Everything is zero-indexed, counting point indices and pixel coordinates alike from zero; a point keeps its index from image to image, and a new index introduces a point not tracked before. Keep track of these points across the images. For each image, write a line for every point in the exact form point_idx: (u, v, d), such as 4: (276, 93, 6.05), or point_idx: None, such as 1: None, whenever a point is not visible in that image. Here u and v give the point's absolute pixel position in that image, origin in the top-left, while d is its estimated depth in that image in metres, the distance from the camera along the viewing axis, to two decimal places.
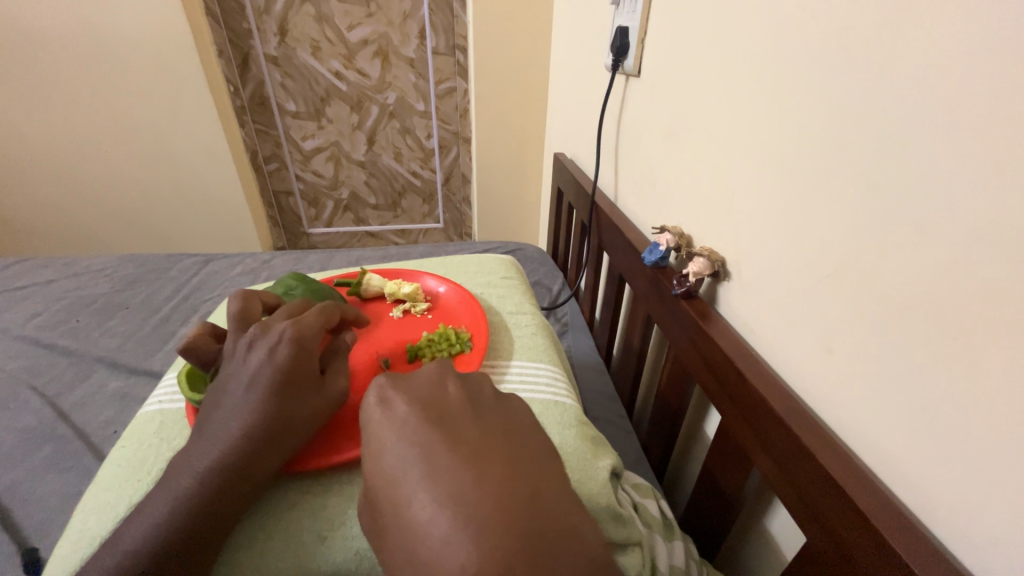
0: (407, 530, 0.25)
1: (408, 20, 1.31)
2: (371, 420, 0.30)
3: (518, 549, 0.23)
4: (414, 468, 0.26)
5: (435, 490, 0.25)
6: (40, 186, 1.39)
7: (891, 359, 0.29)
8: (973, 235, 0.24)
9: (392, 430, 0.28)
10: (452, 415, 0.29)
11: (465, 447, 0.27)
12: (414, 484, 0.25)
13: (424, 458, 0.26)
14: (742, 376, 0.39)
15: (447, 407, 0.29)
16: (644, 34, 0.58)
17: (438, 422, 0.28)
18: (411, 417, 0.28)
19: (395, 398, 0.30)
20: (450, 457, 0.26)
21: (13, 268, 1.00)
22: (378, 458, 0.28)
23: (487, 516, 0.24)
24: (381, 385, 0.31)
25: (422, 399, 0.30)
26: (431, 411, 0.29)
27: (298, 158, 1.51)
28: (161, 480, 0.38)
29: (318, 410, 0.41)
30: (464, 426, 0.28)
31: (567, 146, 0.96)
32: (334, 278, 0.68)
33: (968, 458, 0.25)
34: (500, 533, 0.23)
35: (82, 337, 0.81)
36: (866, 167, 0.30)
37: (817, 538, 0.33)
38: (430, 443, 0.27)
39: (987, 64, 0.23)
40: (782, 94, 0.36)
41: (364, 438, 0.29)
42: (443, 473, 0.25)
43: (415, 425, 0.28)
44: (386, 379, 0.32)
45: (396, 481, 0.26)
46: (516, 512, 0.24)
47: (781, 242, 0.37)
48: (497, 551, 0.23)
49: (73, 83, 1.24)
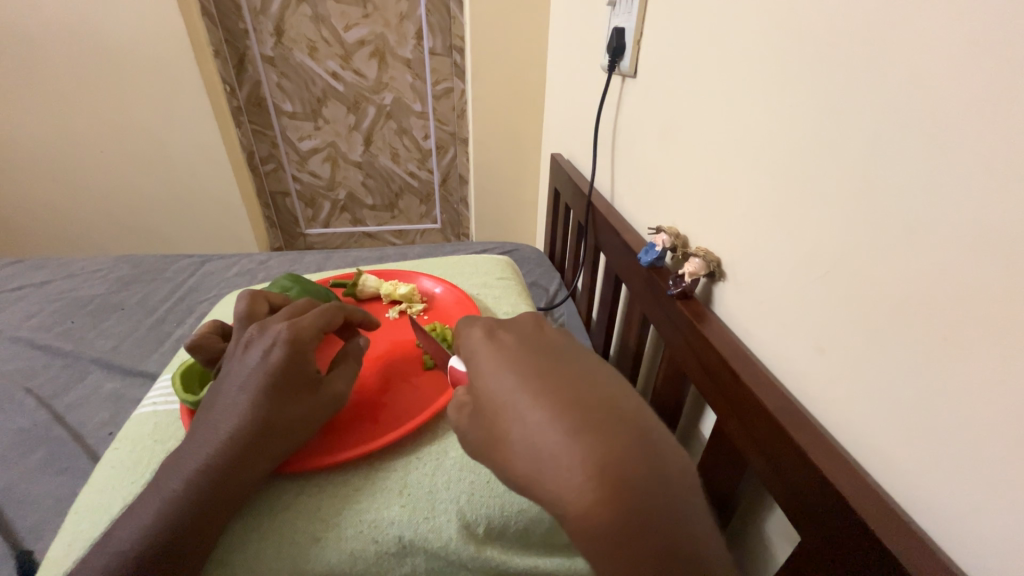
0: (523, 435, 0.25)
1: (405, 21, 1.31)
2: (476, 348, 0.31)
3: (632, 448, 0.23)
4: (525, 385, 0.27)
5: (548, 399, 0.26)
6: (35, 187, 1.38)
7: (884, 360, 0.29)
8: (966, 235, 0.24)
9: (499, 355, 0.30)
10: (552, 348, 0.30)
11: (571, 370, 0.28)
12: (527, 397, 0.26)
13: (536, 374, 0.27)
14: (736, 376, 0.39)
15: (546, 341, 0.31)
16: (640, 35, 0.58)
17: (543, 351, 0.30)
18: (515, 347, 0.30)
19: (502, 332, 0.32)
20: (557, 373, 0.27)
21: (8, 269, 1.00)
22: (484, 378, 0.29)
23: (600, 419, 0.24)
24: (485, 320, 0.34)
25: (525, 336, 0.32)
26: (530, 344, 0.31)
27: (295, 159, 1.51)
28: (153, 482, 0.38)
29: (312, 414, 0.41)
30: (566, 356, 0.30)
31: (564, 147, 0.96)
32: (330, 279, 0.68)
33: (962, 455, 0.25)
34: (618, 429, 0.24)
35: (78, 338, 0.80)
36: (862, 166, 0.30)
37: (810, 537, 0.33)
38: (537, 365, 0.28)
39: (978, 68, 0.23)
40: (776, 93, 0.37)
41: (470, 365, 0.31)
42: (553, 384, 0.26)
43: (522, 351, 0.30)
44: (488, 319, 0.34)
45: (506, 397, 0.27)
46: (625, 419, 0.25)
47: (776, 241, 0.38)
48: (617, 441, 0.23)
49: (67, 83, 1.24)
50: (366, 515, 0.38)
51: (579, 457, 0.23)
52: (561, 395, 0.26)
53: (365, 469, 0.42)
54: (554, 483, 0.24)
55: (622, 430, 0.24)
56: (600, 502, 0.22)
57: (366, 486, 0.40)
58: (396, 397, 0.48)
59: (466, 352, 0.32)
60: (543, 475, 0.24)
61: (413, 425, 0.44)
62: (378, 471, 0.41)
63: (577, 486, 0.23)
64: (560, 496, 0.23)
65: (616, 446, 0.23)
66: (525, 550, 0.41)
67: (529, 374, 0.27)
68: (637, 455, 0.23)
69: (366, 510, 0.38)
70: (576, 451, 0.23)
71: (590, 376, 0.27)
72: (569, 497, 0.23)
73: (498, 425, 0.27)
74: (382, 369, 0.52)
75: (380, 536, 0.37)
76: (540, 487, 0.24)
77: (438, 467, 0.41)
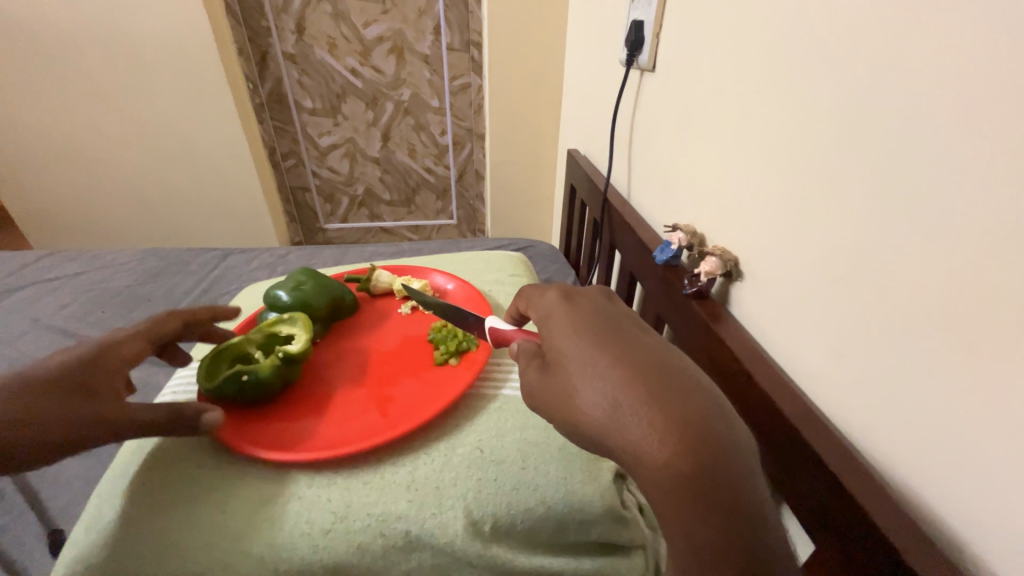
0: (600, 393, 0.28)
1: (423, 16, 1.31)
2: (553, 312, 0.35)
3: (705, 414, 0.26)
4: (602, 350, 0.30)
5: (625, 364, 0.29)
6: (71, 182, 1.44)
7: (900, 365, 0.28)
8: (986, 235, 0.23)
9: (573, 319, 0.33)
10: (623, 321, 0.33)
11: (642, 344, 0.30)
12: (604, 362, 0.29)
13: (613, 338, 0.31)
14: (752, 380, 0.38)
15: (614, 311, 0.34)
16: (659, 27, 0.56)
17: (614, 320, 0.33)
18: (591, 318, 0.33)
19: (576, 299, 0.35)
20: (631, 344, 0.30)
21: (45, 260, 1.04)
22: (560, 338, 0.32)
23: (674, 385, 0.27)
24: (557, 289, 0.37)
25: (598, 309, 0.35)
26: (604, 316, 0.33)
27: (315, 155, 1.53)
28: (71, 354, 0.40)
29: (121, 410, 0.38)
30: (637, 330, 0.32)
31: (581, 143, 0.95)
32: (345, 273, 0.69)
33: (981, 465, 0.24)
34: (691, 396, 0.27)
35: (106, 328, 0.83)
36: (881, 163, 0.28)
37: (824, 547, 0.32)
38: (611, 335, 0.31)
39: (998, 63, 0.22)
40: (795, 87, 0.35)
41: (548, 329, 0.34)
42: (628, 352, 0.29)
43: (596, 318, 0.33)
44: (564, 290, 0.37)
45: (583, 359, 0.30)
46: (697, 389, 0.27)
47: (796, 238, 0.36)
48: (692, 405, 0.26)
49: (100, 82, 1.29)
50: (373, 509, 0.38)
51: (657, 414, 0.26)
52: (637, 358, 0.29)
53: (372, 462, 0.42)
54: (635, 433, 0.26)
55: (694, 397, 0.26)
56: (676, 457, 0.25)
57: (372, 480, 0.40)
58: (406, 391, 0.49)
59: (541, 317, 0.36)
60: (618, 424, 0.27)
61: (423, 419, 0.44)
62: (387, 464, 0.42)
63: (653, 434, 0.25)
64: (636, 448, 0.26)
65: (691, 409, 0.26)
66: (534, 549, 0.41)
67: (605, 342, 0.30)
68: (710, 419, 0.26)
69: (374, 504, 0.39)
70: (654, 409, 0.26)
71: (661, 350, 0.30)
72: (645, 445, 0.26)
73: (574, 380, 0.30)
74: (395, 363, 0.53)
75: (387, 529, 0.38)
76: (615, 435, 0.27)
77: (446, 463, 0.42)
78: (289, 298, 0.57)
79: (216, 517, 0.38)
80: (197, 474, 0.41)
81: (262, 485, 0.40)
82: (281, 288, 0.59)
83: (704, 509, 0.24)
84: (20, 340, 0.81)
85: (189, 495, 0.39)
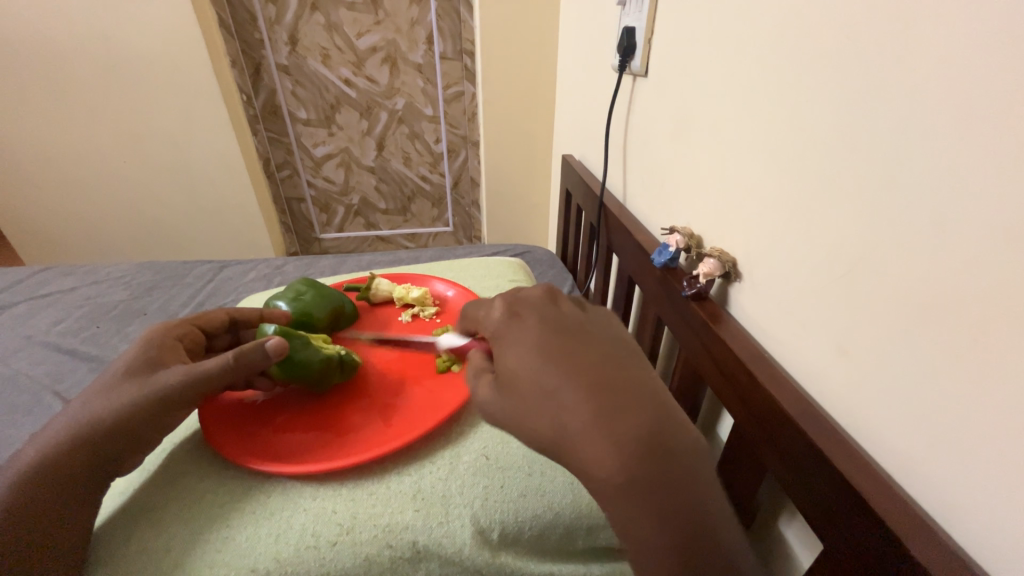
0: (554, 411, 0.30)
1: (416, 26, 1.32)
2: (501, 330, 0.36)
3: (650, 426, 0.28)
4: (553, 367, 0.31)
5: (576, 382, 0.30)
6: (63, 196, 1.43)
7: (905, 362, 0.28)
8: (984, 232, 0.24)
9: (522, 335, 0.34)
10: (573, 329, 0.34)
11: (593, 356, 0.32)
12: (556, 379, 0.31)
13: (563, 352, 0.32)
14: (753, 379, 0.38)
15: (561, 318, 0.35)
16: (651, 34, 0.57)
17: (563, 331, 0.34)
18: (541, 330, 0.34)
19: (522, 311, 0.37)
20: (582, 357, 0.32)
21: (38, 276, 1.03)
22: (510, 357, 0.34)
23: (620, 400, 0.29)
24: (503, 301, 0.38)
25: (549, 315, 0.35)
26: (554, 326, 0.34)
27: (309, 165, 1.53)
28: (88, 411, 0.40)
29: (156, 391, 0.41)
30: (585, 337, 0.34)
31: (576, 148, 0.95)
32: (344, 283, 0.69)
33: (987, 458, 0.24)
34: (637, 409, 0.29)
35: (102, 343, 0.82)
36: (877, 166, 0.29)
37: (833, 546, 0.32)
38: (561, 349, 0.32)
39: (992, 62, 0.23)
40: (788, 89, 0.36)
41: (501, 345, 0.35)
42: (579, 367, 0.31)
43: (547, 328, 0.34)
44: (514, 295, 0.37)
45: (536, 377, 0.31)
46: (643, 400, 0.29)
47: (794, 238, 0.36)
48: (638, 419, 0.28)
49: (94, 97, 1.28)
50: (379, 519, 0.38)
51: (607, 432, 0.28)
52: (588, 374, 0.30)
53: (376, 472, 0.42)
54: (587, 449, 0.28)
55: (640, 410, 0.29)
56: (624, 470, 0.27)
57: (378, 490, 0.40)
58: (409, 399, 0.48)
59: (491, 334, 0.37)
60: (572, 442, 0.29)
61: (428, 427, 0.44)
62: (393, 474, 0.41)
63: (602, 451, 0.28)
64: (590, 464, 0.28)
65: (638, 423, 0.28)
66: (541, 556, 0.41)
67: (556, 358, 0.32)
68: (655, 430, 0.28)
69: (380, 514, 0.38)
70: (604, 427, 0.28)
71: (610, 360, 0.32)
72: (598, 460, 0.28)
73: (527, 399, 0.31)
74: (396, 370, 0.53)
75: (394, 540, 0.37)
76: (571, 450, 0.29)
77: (451, 471, 0.41)
78: (289, 309, 0.57)
79: (220, 531, 0.37)
80: (201, 489, 0.40)
81: (266, 497, 0.40)
82: (281, 299, 0.59)
83: (652, 515, 0.27)
84: (14, 358, 0.80)
85: (191, 509, 0.39)
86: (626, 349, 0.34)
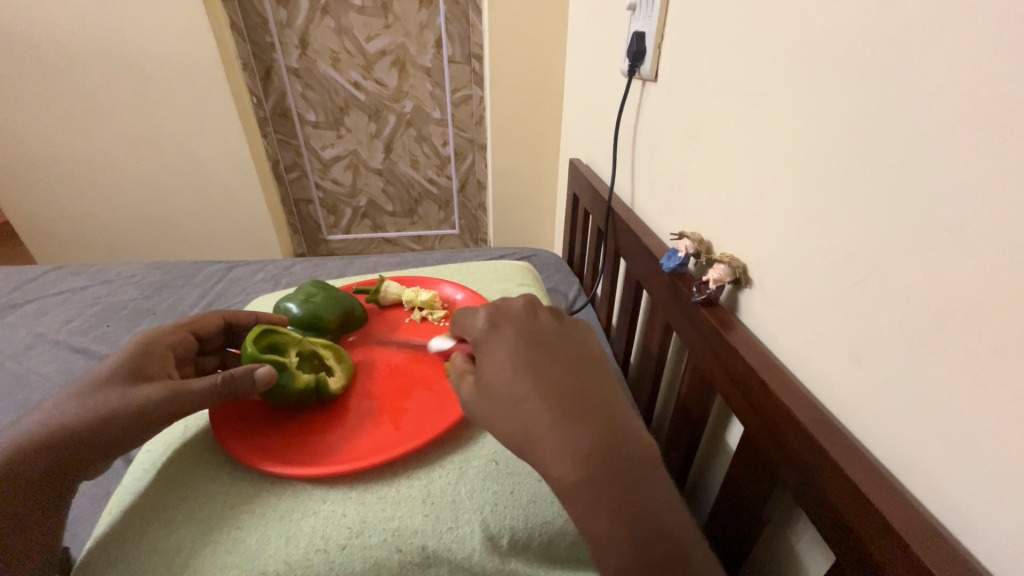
0: (523, 418, 0.32)
1: (425, 30, 1.33)
2: (481, 341, 0.37)
3: (607, 433, 0.30)
4: (524, 379, 0.33)
5: (543, 394, 0.32)
6: (75, 195, 1.45)
7: (916, 372, 0.28)
8: (994, 241, 0.23)
9: (501, 345, 0.36)
10: (550, 342, 0.36)
11: (562, 369, 0.34)
12: (526, 391, 0.33)
13: (535, 365, 0.34)
14: (765, 387, 0.38)
15: (541, 331, 0.37)
16: (662, 37, 0.57)
17: (539, 345, 0.35)
18: (519, 344, 0.35)
19: (504, 322, 0.37)
20: (552, 370, 0.33)
21: (49, 275, 1.04)
22: (488, 368, 0.35)
23: (581, 411, 0.31)
24: (487, 309, 0.39)
25: (526, 329, 0.37)
26: (533, 339, 0.36)
27: (318, 167, 1.54)
28: (76, 411, 0.40)
29: (124, 408, 0.40)
30: (557, 351, 0.35)
31: (583, 152, 0.95)
32: (353, 285, 0.69)
33: (998, 469, 0.24)
34: (596, 420, 0.31)
35: (112, 341, 0.83)
36: (889, 173, 0.29)
37: (848, 557, 0.32)
38: (535, 363, 0.34)
39: (1006, 71, 0.22)
40: (801, 96, 0.36)
41: (480, 354, 0.36)
42: (549, 380, 0.33)
43: (523, 342, 0.35)
44: (492, 310, 0.38)
45: (507, 386, 0.33)
46: (604, 411, 0.32)
47: (806, 245, 0.36)
48: (597, 428, 0.31)
49: (107, 99, 1.30)
50: (388, 523, 0.38)
51: (570, 439, 0.30)
52: (556, 387, 0.32)
53: (383, 474, 0.42)
54: (552, 454, 0.30)
55: (600, 421, 0.31)
56: (583, 473, 0.29)
57: (389, 493, 0.40)
58: (419, 403, 0.48)
59: (473, 341, 0.38)
60: (539, 447, 0.31)
61: (439, 429, 0.44)
62: (402, 477, 0.41)
63: (566, 457, 0.30)
64: (554, 468, 0.30)
65: (596, 433, 0.30)
66: (547, 564, 0.41)
67: (526, 370, 0.33)
68: (611, 439, 0.30)
69: (391, 518, 0.38)
70: (566, 435, 0.30)
71: (576, 373, 0.34)
72: (560, 465, 0.30)
73: (498, 405, 0.33)
74: (404, 373, 0.53)
75: (404, 544, 0.37)
76: (537, 453, 0.31)
77: (461, 476, 0.41)
78: (300, 310, 0.58)
79: (230, 533, 0.37)
80: (211, 489, 0.40)
81: (275, 499, 0.40)
82: (292, 300, 0.59)
83: (621, 521, 0.29)
84: (26, 355, 0.81)
85: (203, 509, 0.39)
86: (596, 363, 0.36)
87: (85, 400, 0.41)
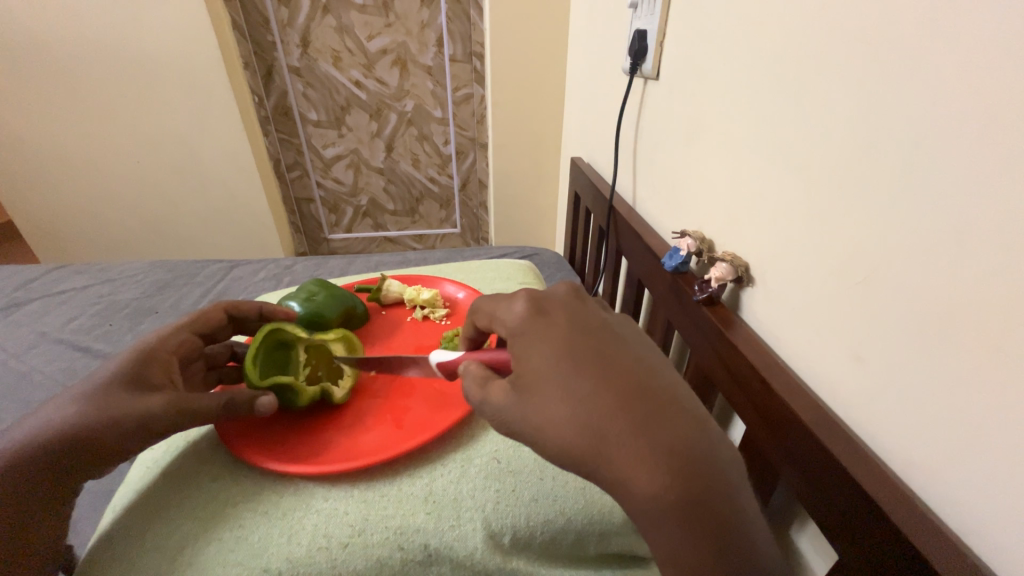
0: (577, 411, 0.31)
1: (426, 29, 1.33)
2: (523, 328, 0.36)
3: (676, 427, 0.29)
4: (577, 371, 0.32)
5: (599, 386, 0.31)
6: (76, 194, 1.45)
7: (920, 371, 0.28)
8: (997, 239, 0.23)
9: (542, 334, 0.35)
10: (599, 333, 0.35)
11: (615, 360, 0.33)
12: (580, 383, 0.31)
13: (589, 356, 0.33)
14: (767, 386, 0.38)
15: (588, 321, 0.36)
16: (663, 35, 0.57)
17: (589, 336, 0.34)
18: (568, 334, 0.34)
19: (548, 309, 0.37)
20: (605, 361, 0.32)
21: (52, 274, 1.04)
22: (532, 359, 0.34)
23: (643, 404, 0.30)
24: (527, 297, 0.38)
25: (574, 320, 0.36)
26: (581, 330, 0.35)
27: (319, 166, 1.54)
28: (73, 414, 0.39)
29: (121, 414, 0.40)
30: (608, 342, 0.34)
31: (584, 150, 0.95)
32: (354, 283, 0.69)
33: (1001, 468, 0.24)
34: (660, 414, 0.30)
35: (115, 340, 0.83)
36: (892, 171, 0.29)
37: (849, 555, 0.31)
38: (585, 354, 0.33)
39: (1011, 68, 0.22)
40: (804, 94, 0.35)
41: (523, 343, 0.35)
42: (604, 372, 0.32)
43: (572, 333, 0.34)
44: (536, 298, 0.38)
45: (557, 377, 0.32)
46: (666, 403, 0.30)
47: (808, 243, 0.36)
48: (664, 423, 0.29)
49: (108, 98, 1.31)
50: (389, 521, 0.38)
51: (634, 434, 0.29)
52: (612, 379, 0.31)
53: (384, 473, 0.42)
54: (616, 449, 0.29)
55: (666, 414, 0.30)
56: (656, 469, 0.28)
57: (389, 492, 0.40)
58: (420, 403, 0.48)
59: (513, 329, 0.37)
60: (598, 441, 0.29)
61: (439, 428, 0.44)
62: (403, 476, 0.41)
63: (634, 453, 0.28)
64: (618, 464, 0.29)
65: (664, 426, 0.29)
66: (549, 562, 0.41)
67: (579, 362, 0.32)
68: (679, 433, 0.29)
69: (392, 517, 0.38)
70: (628, 428, 0.29)
71: (632, 364, 0.33)
72: (628, 460, 0.28)
73: (545, 398, 0.32)
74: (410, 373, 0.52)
75: (406, 543, 0.37)
76: (594, 449, 0.30)
77: (463, 474, 0.41)
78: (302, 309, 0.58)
79: (232, 531, 0.37)
80: (213, 487, 0.41)
81: (278, 497, 0.40)
82: (294, 299, 0.60)
83: (695, 521, 0.27)
84: (29, 354, 0.81)
85: (205, 508, 0.39)
86: (650, 354, 0.35)
87: (82, 402, 0.40)
